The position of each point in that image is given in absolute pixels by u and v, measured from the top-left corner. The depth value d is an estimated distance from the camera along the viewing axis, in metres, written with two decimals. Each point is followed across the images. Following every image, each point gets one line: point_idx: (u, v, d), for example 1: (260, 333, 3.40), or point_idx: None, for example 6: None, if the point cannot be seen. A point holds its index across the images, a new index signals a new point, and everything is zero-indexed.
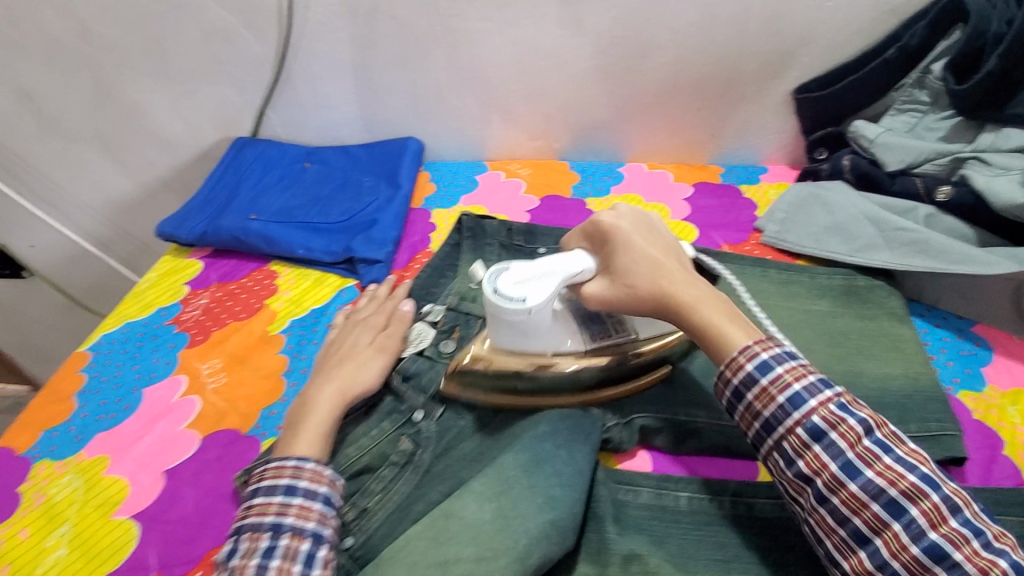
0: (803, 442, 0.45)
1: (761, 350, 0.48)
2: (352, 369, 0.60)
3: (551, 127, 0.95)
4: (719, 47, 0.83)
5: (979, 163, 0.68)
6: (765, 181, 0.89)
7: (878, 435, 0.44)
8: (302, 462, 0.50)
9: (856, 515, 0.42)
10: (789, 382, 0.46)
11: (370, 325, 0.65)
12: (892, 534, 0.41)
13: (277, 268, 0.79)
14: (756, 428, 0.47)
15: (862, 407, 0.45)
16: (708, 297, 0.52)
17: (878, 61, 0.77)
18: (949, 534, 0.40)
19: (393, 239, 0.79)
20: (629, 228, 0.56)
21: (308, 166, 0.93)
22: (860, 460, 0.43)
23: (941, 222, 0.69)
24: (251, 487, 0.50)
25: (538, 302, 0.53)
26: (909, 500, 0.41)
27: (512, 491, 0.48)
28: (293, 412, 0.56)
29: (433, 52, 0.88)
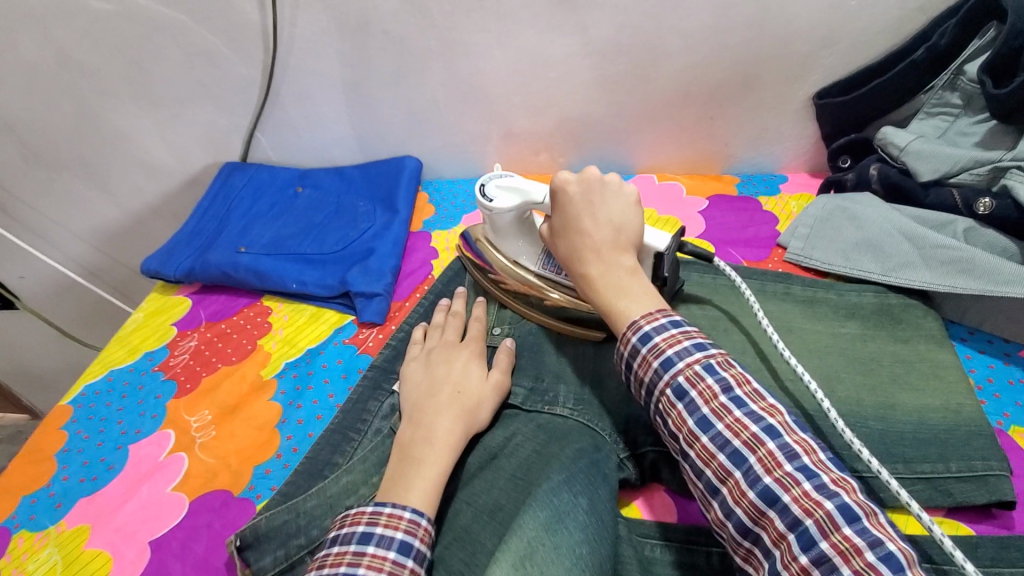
0: (671, 402, 0.43)
1: (644, 324, 0.46)
2: (471, 404, 0.55)
3: (554, 141, 0.90)
4: (734, 52, 0.77)
5: (1021, 172, 0.62)
6: (784, 192, 0.84)
7: (735, 391, 0.41)
8: (419, 518, 0.45)
9: (708, 466, 0.41)
10: (662, 349, 0.44)
11: (474, 356, 0.61)
12: (733, 483, 0.39)
13: (270, 303, 0.75)
14: (642, 391, 0.46)
15: (730, 367, 0.43)
16: (617, 275, 0.51)
17: (905, 63, 0.72)
18: (781, 478, 0.37)
19: (392, 269, 0.74)
20: (574, 197, 0.56)
21: (300, 190, 0.88)
22: (713, 414, 0.41)
23: (981, 236, 0.64)
24: (360, 530, 0.43)
25: (498, 205, 0.63)
26: (749, 449, 0.39)
27: (538, 556, 0.42)
28: (409, 443, 0.51)
29: (428, 67, 0.83)
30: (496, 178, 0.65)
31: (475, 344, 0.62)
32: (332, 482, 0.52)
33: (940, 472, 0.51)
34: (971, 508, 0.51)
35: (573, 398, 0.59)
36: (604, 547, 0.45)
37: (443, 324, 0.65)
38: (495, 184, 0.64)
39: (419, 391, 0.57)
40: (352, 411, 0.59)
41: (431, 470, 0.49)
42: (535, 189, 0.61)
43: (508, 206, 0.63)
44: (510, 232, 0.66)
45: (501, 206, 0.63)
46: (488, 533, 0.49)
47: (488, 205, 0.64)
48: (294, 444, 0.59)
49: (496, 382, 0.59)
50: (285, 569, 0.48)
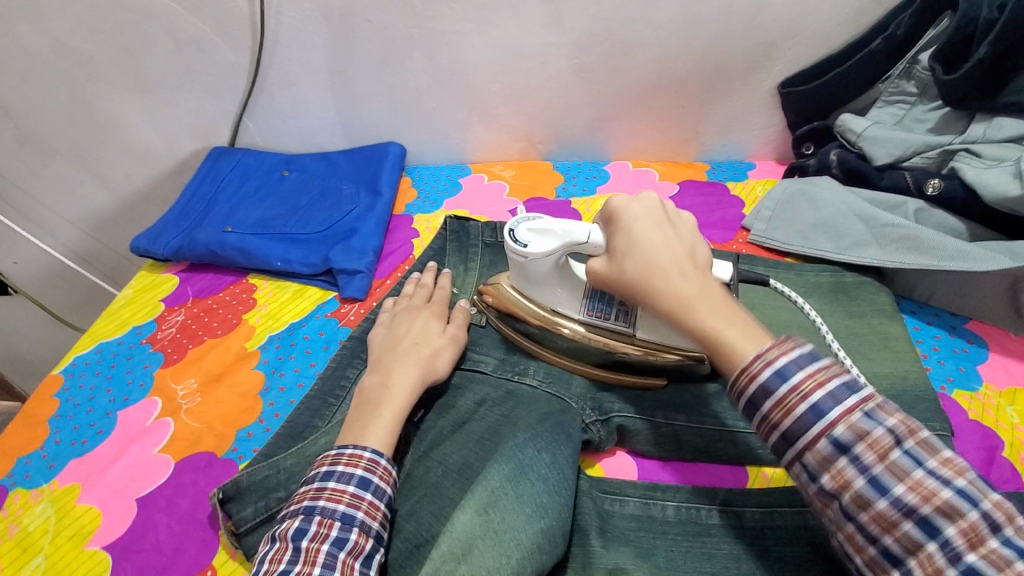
0: (826, 457, 0.38)
1: (778, 356, 0.41)
2: (428, 356, 0.60)
3: (534, 129, 0.93)
4: (703, 43, 0.81)
5: (969, 155, 0.66)
6: (752, 178, 0.87)
7: (909, 445, 0.37)
8: (378, 458, 0.51)
9: (886, 535, 0.36)
10: (810, 391, 0.39)
11: (434, 314, 0.65)
12: (926, 556, 0.35)
13: (255, 281, 0.78)
14: (772, 437, 0.40)
15: (892, 412, 0.38)
16: (714, 297, 0.46)
17: (864, 52, 0.75)
18: (990, 556, 0.34)
19: (373, 248, 0.77)
20: (639, 216, 0.51)
21: (286, 174, 0.91)
22: (889, 475, 0.37)
23: (930, 217, 0.67)
24: (324, 469, 0.50)
25: (535, 251, 0.58)
26: (945, 518, 0.35)
27: (500, 504, 0.46)
28: (370, 391, 0.56)
29: (410, 56, 0.86)
30: (524, 221, 0.60)
31: (439, 305, 0.66)
32: (312, 442, 0.56)
33: None
34: None
35: (543, 371, 0.63)
36: (565, 494, 0.49)
37: (411, 294, 0.68)
38: (528, 228, 0.59)
39: (382, 347, 0.61)
40: (330, 379, 0.62)
41: (388, 413, 0.54)
42: (576, 228, 0.56)
43: (547, 250, 0.57)
44: (547, 282, 0.61)
45: (538, 251, 0.58)
46: (457, 489, 0.52)
47: (522, 251, 0.58)
48: (276, 410, 0.62)
49: (454, 335, 0.63)
50: (265, 519, 0.52)
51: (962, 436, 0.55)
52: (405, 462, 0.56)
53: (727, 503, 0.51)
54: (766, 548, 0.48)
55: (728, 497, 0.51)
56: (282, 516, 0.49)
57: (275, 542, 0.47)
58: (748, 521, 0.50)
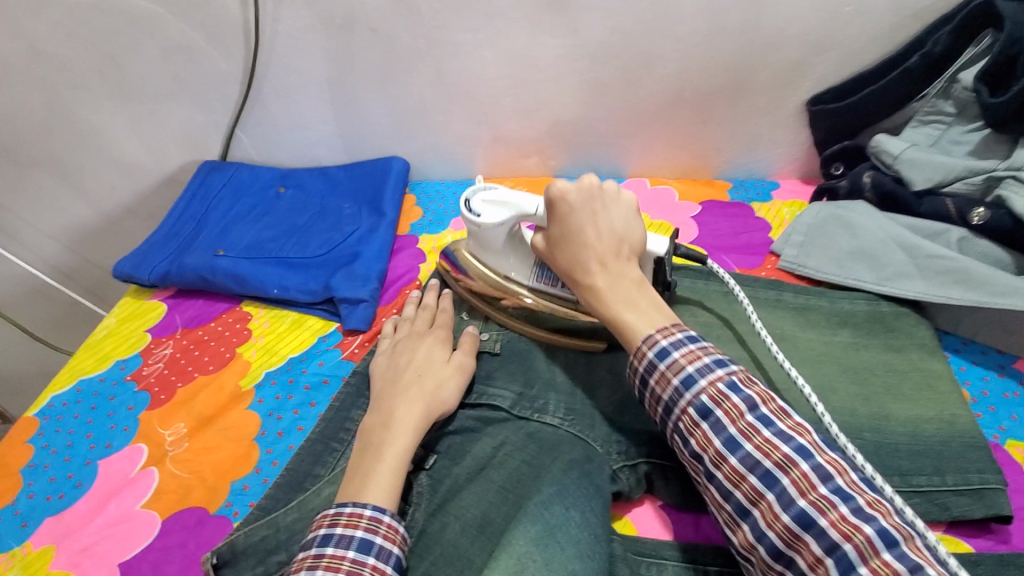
0: (694, 421, 0.43)
1: (660, 337, 0.46)
2: (432, 388, 0.55)
3: (545, 144, 0.88)
4: (728, 57, 0.76)
5: (1016, 182, 0.62)
6: (776, 199, 0.83)
7: (762, 410, 0.41)
8: (380, 515, 0.44)
9: (736, 489, 0.40)
10: (682, 365, 0.44)
11: (438, 341, 0.60)
12: (766, 505, 0.38)
13: (250, 309, 0.72)
14: (660, 411, 0.45)
15: (753, 384, 0.42)
16: (625, 288, 0.50)
17: (899, 70, 0.71)
18: (815, 501, 0.37)
19: (377, 274, 0.71)
20: (574, 204, 0.54)
21: (282, 191, 0.85)
22: (740, 434, 0.40)
23: (974, 246, 0.64)
24: (320, 533, 0.43)
25: (487, 220, 0.62)
26: (781, 470, 0.38)
27: (528, 573, 0.42)
28: (370, 431, 0.51)
29: (416, 67, 0.81)
30: (480, 192, 0.64)
31: (442, 331, 0.62)
32: (314, 494, 0.50)
33: (937, 486, 0.50)
34: (969, 523, 0.50)
35: (564, 408, 0.57)
36: (597, 557, 0.44)
37: (414, 317, 0.64)
38: (482, 198, 0.63)
39: (383, 380, 0.57)
40: (334, 420, 0.57)
41: (392, 455, 0.49)
42: (525, 202, 0.60)
43: (498, 220, 0.62)
44: (499, 249, 0.64)
45: (490, 221, 0.62)
46: (478, 552, 0.47)
47: (475, 220, 0.63)
48: (274, 457, 0.56)
49: (460, 364, 0.59)
50: None
51: (1018, 491, 0.51)
52: (416, 517, 0.50)
53: None
54: None
55: None
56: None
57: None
58: None
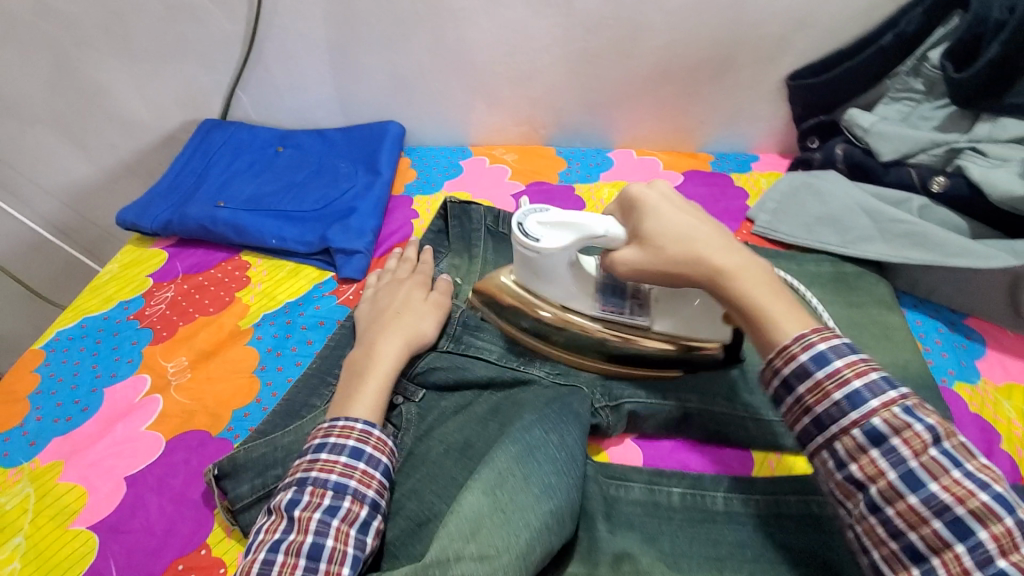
0: (859, 445, 0.39)
1: (818, 340, 0.42)
2: (411, 322, 0.59)
3: (537, 113, 0.91)
4: (714, 31, 0.80)
5: (975, 154, 0.66)
6: (755, 170, 0.87)
7: (946, 444, 0.38)
8: (371, 428, 0.49)
9: (913, 530, 0.37)
10: (847, 378, 0.40)
11: (417, 284, 0.64)
12: (952, 555, 0.36)
13: (249, 259, 0.75)
14: (802, 422, 0.42)
15: (930, 412, 0.39)
16: (754, 269, 0.47)
17: (873, 48, 0.75)
18: (1021, 562, 0.35)
19: (372, 229, 0.75)
20: (665, 195, 0.52)
21: (281, 150, 0.88)
22: (923, 469, 0.38)
23: (935, 214, 0.67)
24: (315, 442, 0.48)
25: (550, 246, 0.54)
26: (976, 519, 0.36)
27: (508, 485, 0.44)
28: (354, 360, 0.55)
29: (415, 32, 0.84)
30: (530, 214, 0.56)
31: (422, 276, 0.66)
32: (309, 420, 0.53)
33: None
34: None
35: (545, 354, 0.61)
36: (573, 474, 0.47)
37: (395, 268, 0.68)
38: (540, 221, 0.55)
39: (366, 321, 0.61)
40: (330, 357, 0.60)
41: (374, 381, 0.53)
42: (594, 222, 0.52)
43: (560, 244, 0.54)
44: (559, 277, 0.57)
45: (552, 246, 0.54)
46: (462, 471, 0.51)
47: (536, 246, 0.55)
48: (274, 389, 0.60)
49: (437, 302, 0.62)
50: (262, 497, 0.49)
51: (964, 428, 0.55)
52: (405, 441, 0.54)
53: (733, 491, 0.49)
54: (775, 536, 0.47)
55: (734, 485, 0.49)
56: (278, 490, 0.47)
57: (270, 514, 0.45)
58: (755, 508, 0.48)
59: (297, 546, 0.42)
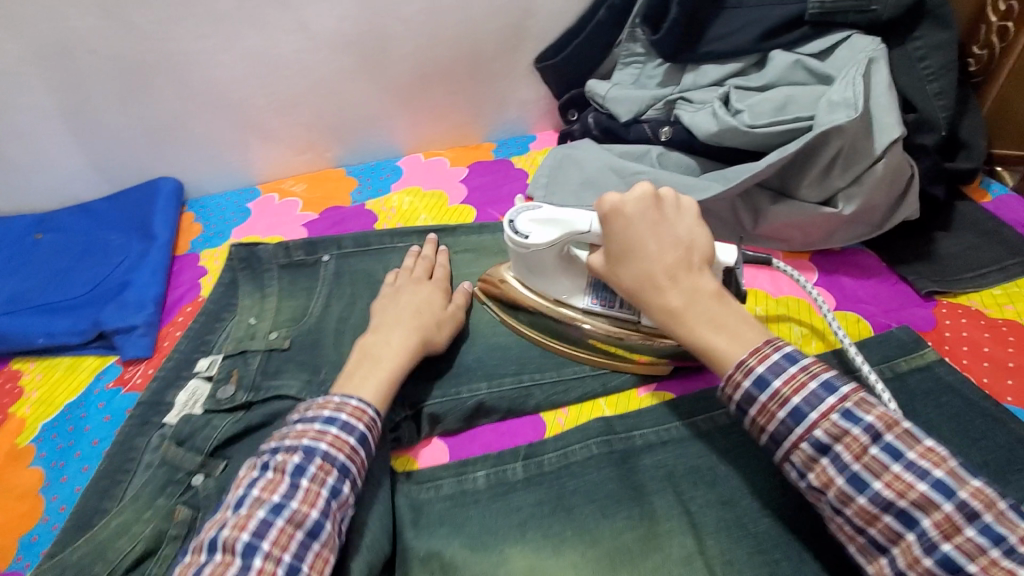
0: (809, 456, 0.41)
1: (756, 364, 0.43)
2: (429, 323, 0.60)
3: (314, 137, 0.89)
4: (455, 30, 0.84)
5: (685, 102, 0.76)
6: (533, 149, 0.94)
7: (886, 439, 0.39)
8: (378, 418, 0.50)
9: (870, 526, 0.40)
10: (787, 397, 0.42)
11: (437, 289, 0.64)
12: (906, 545, 0.38)
13: (18, 366, 0.68)
14: (763, 439, 0.44)
15: (870, 408, 0.40)
16: (705, 305, 0.47)
17: (593, 22, 0.83)
18: (963, 544, 0.37)
19: (153, 298, 0.70)
20: (632, 216, 0.50)
21: (40, 237, 0.80)
22: (866, 471, 0.39)
23: (670, 158, 0.75)
24: (328, 413, 0.48)
25: (538, 241, 0.57)
26: (921, 510, 0.38)
27: None
28: (369, 345, 0.56)
29: (154, 81, 0.78)
30: (524, 211, 0.59)
31: (440, 282, 0.66)
32: (100, 528, 0.50)
33: None
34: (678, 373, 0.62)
35: None
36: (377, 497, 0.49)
37: (412, 267, 0.67)
38: (529, 218, 0.58)
39: (384, 311, 0.60)
40: (120, 452, 0.57)
41: (390, 368, 0.54)
42: (577, 218, 0.56)
43: (547, 240, 0.57)
44: (550, 272, 0.60)
45: (539, 242, 0.57)
46: None
47: (524, 242, 0.58)
48: (61, 502, 0.56)
49: (454, 313, 0.63)
50: None
51: None
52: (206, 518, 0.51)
53: (529, 456, 0.53)
54: (563, 485, 0.51)
55: (529, 450, 0.53)
56: (275, 452, 0.46)
57: (269, 475, 0.45)
58: (547, 466, 0.52)
59: (301, 518, 0.43)
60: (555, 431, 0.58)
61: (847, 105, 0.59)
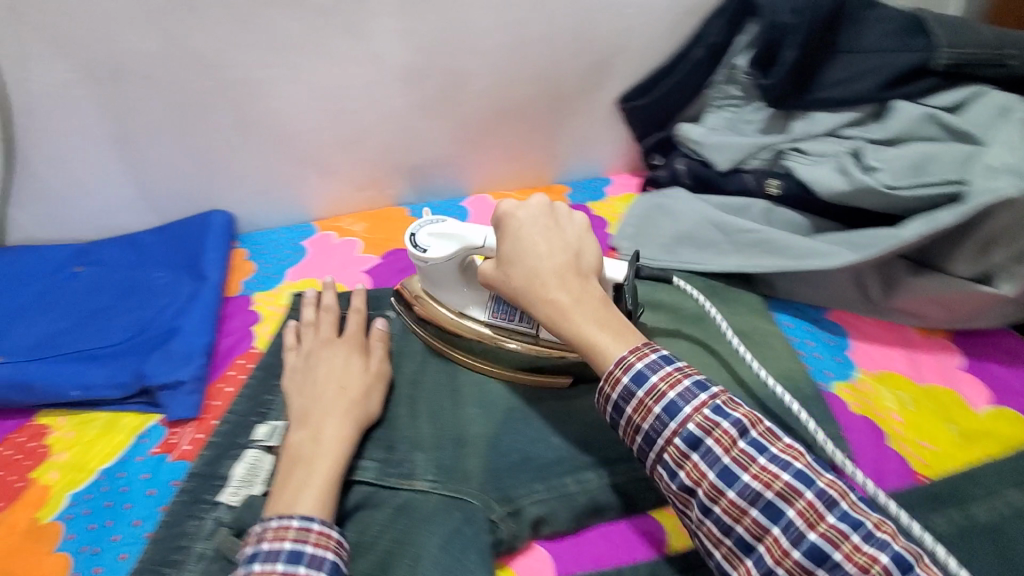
0: (683, 452, 0.42)
1: (637, 361, 0.44)
2: (353, 398, 0.54)
3: (378, 174, 0.82)
4: (536, 68, 0.77)
5: (798, 154, 0.69)
6: (611, 195, 0.87)
7: (752, 434, 0.41)
8: (309, 523, 0.43)
9: (738, 523, 0.39)
10: (664, 392, 0.43)
11: (352, 350, 0.58)
12: (772, 541, 0.38)
13: (49, 419, 0.61)
14: (639, 442, 0.44)
15: (737, 406, 0.42)
16: (591, 307, 0.48)
17: (688, 62, 0.77)
18: (827, 533, 0.37)
19: (203, 348, 0.63)
20: (523, 221, 0.52)
21: (79, 271, 0.73)
22: (735, 464, 0.40)
23: (778, 215, 0.69)
24: (248, 552, 0.41)
25: (434, 257, 0.57)
26: (784, 501, 0.38)
27: None
28: (297, 445, 0.50)
29: (213, 112, 0.72)
30: (427, 224, 0.59)
31: (356, 339, 0.60)
32: None
33: None
34: None
35: (432, 468, 0.52)
36: None
37: (318, 321, 0.62)
38: (428, 232, 0.59)
39: (303, 396, 0.54)
40: (166, 540, 0.48)
41: (322, 469, 0.48)
42: (473, 232, 0.57)
43: (445, 254, 0.57)
44: (455, 281, 0.59)
45: (437, 256, 0.57)
46: None
47: (421, 256, 0.58)
48: None
49: (378, 371, 0.57)
50: None
51: (852, 430, 0.55)
52: None
53: None
54: None
55: None
56: None
57: None
58: None
59: None
60: (675, 543, 0.50)
61: (1013, 173, 0.55)
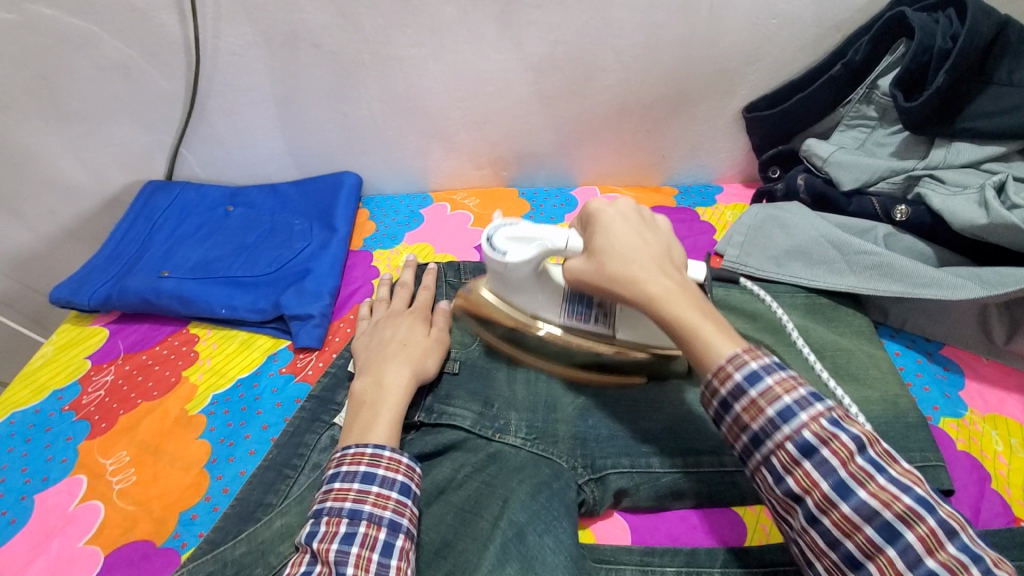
0: (792, 458, 0.39)
1: (750, 359, 0.42)
2: (415, 354, 0.57)
3: (498, 155, 0.88)
4: (666, 70, 0.79)
5: (933, 181, 0.66)
6: (720, 203, 0.87)
7: (870, 452, 0.39)
8: (380, 450, 0.48)
9: (848, 538, 0.37)
10: (780, 395, 0.40)
11: (416, 318, 0.62)
12: (885, 560, 0.36)
13: (198, 330, 0.70)
14: (743, 441, 0.42)
15: (854, 422, 0.40)
16: (694, 295, 0.46)
17: (824, 77, 0.75)
18: (947, 561, 0.35)
19: (329, 290, 0.70)
20: (614, 215, 0.50)
21: (231, 210, 0.83)
22: (852, 479, 0.38)
23: (899, 241, 0.67)
24: (329, 472, 0.47)
25: (514, 260, 0.53)
26: (903, 524, 0.36)
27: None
28: (361, 392, 0.54)
29: (363, 81, 0.79)
30: (502, 228, 0.55)
31: (422, 310, 0.64)
32: (264, 525, 0.48)
33: None
34: None
35: (524, 427, 0.55)
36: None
37: (392, 298, 0.67)
38: (506, 235, 0.54)
39: (367, 353, 0.59)
40: (287, 446, 0.55)
41: (385, 412, 0.51)
42: (553, 234, 0.52)
43: (525, 259, 0.53)
44: (524, 286, 0.56)
45: (515, 259, 0.53)
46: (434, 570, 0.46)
47: (501, 260, 0.54)
48: (224, 484, 0.55)
49: (439, 337, 0.61)
50: None
51: (954, 467, 0.54)
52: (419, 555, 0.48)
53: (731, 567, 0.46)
54: None
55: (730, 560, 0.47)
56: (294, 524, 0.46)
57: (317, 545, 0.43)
58: None
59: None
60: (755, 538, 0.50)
61: None
